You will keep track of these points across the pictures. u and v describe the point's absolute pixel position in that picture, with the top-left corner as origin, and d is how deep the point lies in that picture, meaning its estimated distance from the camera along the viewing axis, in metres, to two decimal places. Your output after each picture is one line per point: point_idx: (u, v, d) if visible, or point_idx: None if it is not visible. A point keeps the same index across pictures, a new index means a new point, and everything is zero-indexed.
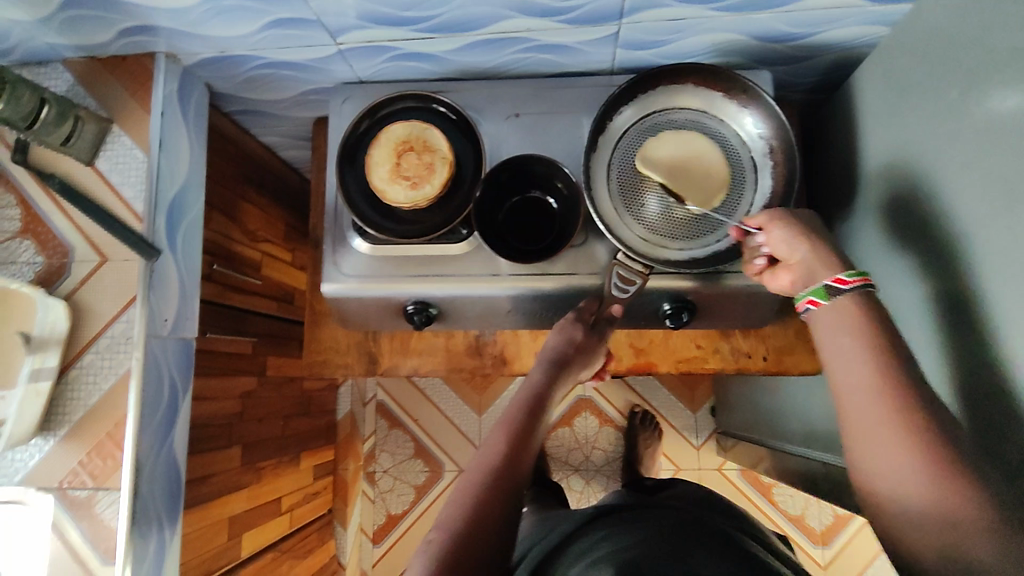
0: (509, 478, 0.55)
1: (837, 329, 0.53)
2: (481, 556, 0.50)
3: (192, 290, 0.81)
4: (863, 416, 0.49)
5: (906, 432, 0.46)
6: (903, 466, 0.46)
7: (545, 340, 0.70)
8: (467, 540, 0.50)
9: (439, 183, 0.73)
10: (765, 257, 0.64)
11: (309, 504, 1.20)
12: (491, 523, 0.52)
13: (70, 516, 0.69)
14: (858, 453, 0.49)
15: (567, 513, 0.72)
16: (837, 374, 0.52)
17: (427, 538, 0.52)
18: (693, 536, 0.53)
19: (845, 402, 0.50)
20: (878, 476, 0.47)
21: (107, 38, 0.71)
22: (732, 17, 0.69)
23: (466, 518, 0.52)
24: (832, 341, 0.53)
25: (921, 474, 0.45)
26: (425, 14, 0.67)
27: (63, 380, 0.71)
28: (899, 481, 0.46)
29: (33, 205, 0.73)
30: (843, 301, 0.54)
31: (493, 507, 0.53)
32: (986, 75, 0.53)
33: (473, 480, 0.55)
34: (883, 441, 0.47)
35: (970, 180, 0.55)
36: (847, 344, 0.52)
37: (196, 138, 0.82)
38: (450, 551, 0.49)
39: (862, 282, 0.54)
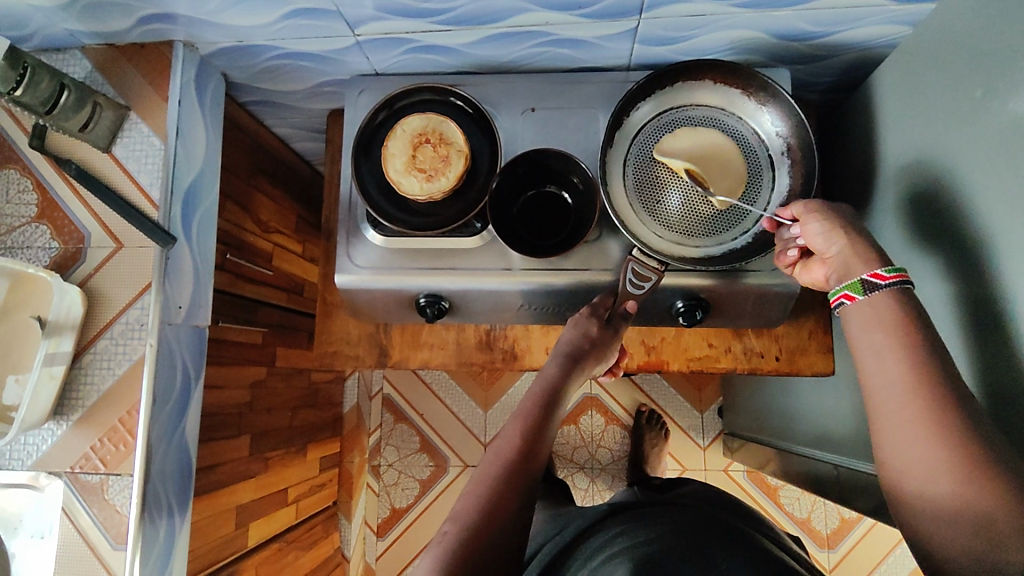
0: (524, 469, 0.55)
1: (870, 326, 0.53)
2: (495, 547, 0.50)
3: (206, 277, 0.81)
4: (890, 414, 0.49)
5: (933, 431, 0.46)
6: (936, 467, 0.46)
7: (560, 333, 0.70)
8: (482, 532, 0.50)
9: (455, 175, 0.73)
10: (799, 248, 0.64)
11: (315, 496, 1.20)
12: (506, 516, 0.52)
13: (81, 501, 0.69)
14: (890, 453, 0.49)
15: (579, 510, 0.72)
16: (870, 372, 0.51)
17: (442, 528, 0.52)
18: (711, 534, 0.53)
19: (876, 400, 0.50)
20: (910, 476, 0.47)
21: (126, 26, 0.71)
22: (753, 14, 0.69)
23: (482, 510, 0.52)
24: (863, 336, 0.53)
25: (948, 474, 0.45)
26: (444, 6, 0.67)
27: (77, 365, 0.71)
28: (927, 481, 0.46)
29: (49, 190, 0.74)
30: (878, 298, 0.53)
31: (508, 498, 0.53)
32: (1012, 75, 0.53)
33: (489, 470, 0.55)
34: (909, 440, 0.47)
35: (995, 182, 0.55)
36: (878, 342, 0.51)
37: (212, 127, 0.82)
38: (464, 543, 0.49)
39: (900, 279, 0.53)
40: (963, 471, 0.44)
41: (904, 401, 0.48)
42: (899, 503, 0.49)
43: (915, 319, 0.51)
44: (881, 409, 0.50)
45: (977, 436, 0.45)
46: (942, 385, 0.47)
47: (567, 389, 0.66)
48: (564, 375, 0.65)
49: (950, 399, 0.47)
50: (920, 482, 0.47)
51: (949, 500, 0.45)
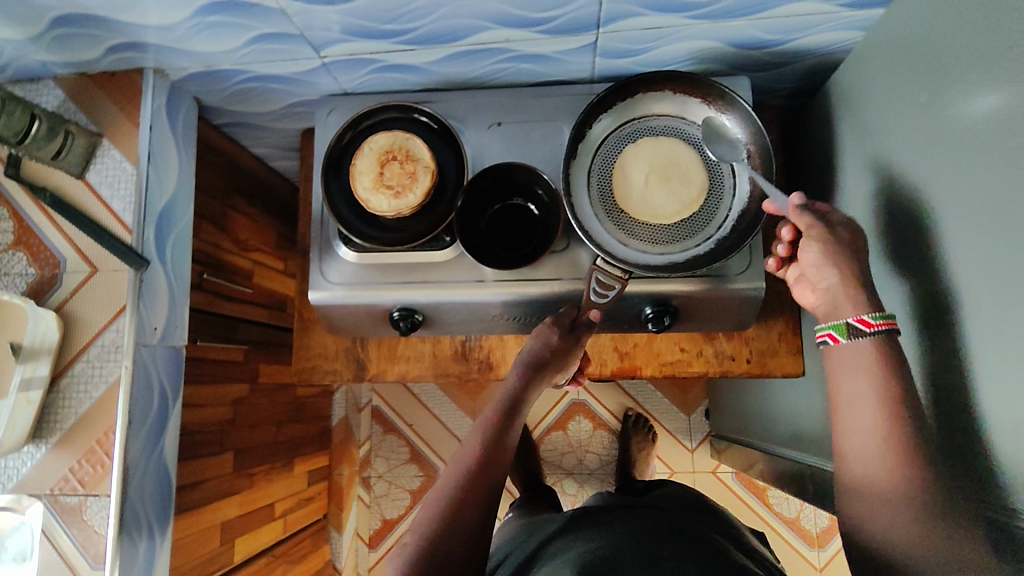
0: (487, 471, 0.57)
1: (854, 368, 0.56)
2: (457, 552, 0.52)
3: (181, 298, 0.83)
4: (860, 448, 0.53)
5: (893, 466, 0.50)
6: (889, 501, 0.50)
7: (524, 342, 0.72)
8: (441, 539, 0.52)
9: (422, 191, 0.74)
10: (778, 258, 0.68)
11: (303, 510, 1.21)
12: (466, 523, 0.53)
13: (61, 522, 0.70)
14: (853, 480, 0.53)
15: (547, 518, 0.73)
16: (846, 409, 0.55)
17: (402, 538, 0.54)
18: (663, 539, 0.56)
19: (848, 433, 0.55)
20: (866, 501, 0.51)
21: (97, 55, 0.73)
22: (708, 25, 0.70)
23: (442, 519, 0.53)
24: (847, 376, 0.56)
25: (895, 488, 0.50)
26: (405, 27, 0.68)
27: (54, 389, 0.72)
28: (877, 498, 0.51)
29: (25, 218, 0.75)
30: (861, 343, 0.56)
31: (470, 499, 0.55)
32: (952, 81, 0.54)
33: (451, 477, 0.57)
34: (868, 459, 0.52)
35: (939, 184, 0.56)
36: (861, 386, 0.55)
37: (185, 150, 0.83)
38: (424, 550, 0.51)
39: (887, 326, 0.55)
40: (906, 485, 0.49)
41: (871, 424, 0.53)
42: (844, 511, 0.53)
43: (876, 348, 0.55)
44: (851, 431, 0.54)
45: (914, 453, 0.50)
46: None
47: (528, 395, 0.68)
48: (526, 381, 0.68)
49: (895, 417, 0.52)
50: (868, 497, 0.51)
51: (894, 512, 0.49)
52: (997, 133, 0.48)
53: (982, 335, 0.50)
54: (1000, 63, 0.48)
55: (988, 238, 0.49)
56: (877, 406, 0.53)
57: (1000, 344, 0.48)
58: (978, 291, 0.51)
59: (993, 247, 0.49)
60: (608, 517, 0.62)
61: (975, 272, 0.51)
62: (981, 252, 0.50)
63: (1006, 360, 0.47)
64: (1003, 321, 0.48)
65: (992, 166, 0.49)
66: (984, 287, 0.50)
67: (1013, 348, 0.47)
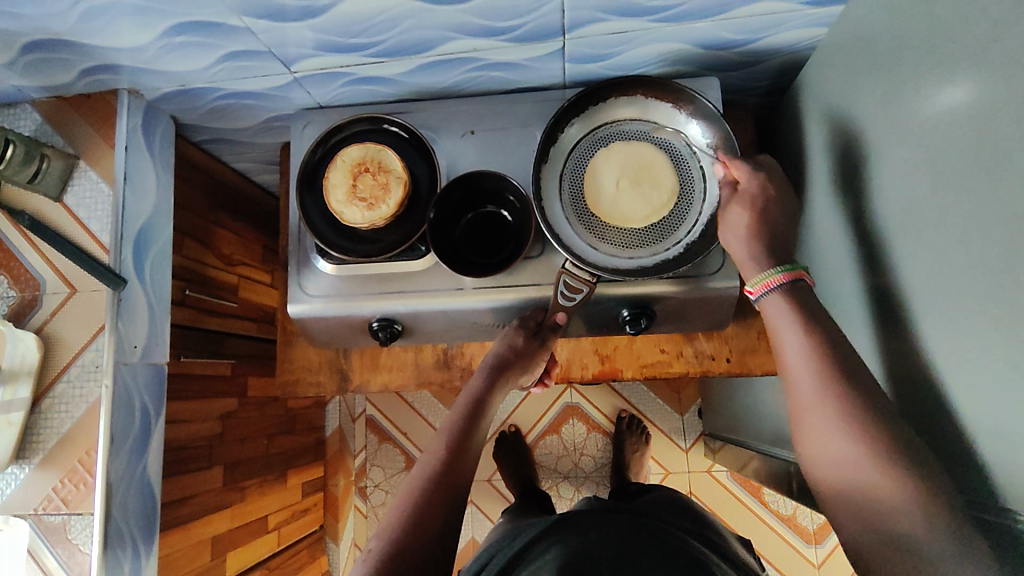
0: (448, 480, 0.61)
1: (784, 317, 0.58)
2: (419, 555, 0.55)
3: (162, 316, 0.83)
4: (805, 396, 0.54)
5: (833, 408, 0.51)
6: (840, 444, 0.50)
7: (490, 346, 0.76)
8: (406, 543, 0.55)
9: (394, 202, 0.75)
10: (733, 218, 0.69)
11: (298, 522, 1.22)
12: (429, 528, 0.57)
13: (46, 541, 0.72)
14: (808, 431, 0.53)
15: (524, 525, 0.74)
16: (787, 360, 0.56)
17: (367, 546, 0.57)
18: (639, 544, 0.56)
19: (793, 385, 0.55)
20: (824, 450, 0.51)
21: (71, 78, 0.74)
22: (673, 27, 0.70)
23: (406, 525, 0.57)
24: (780, 327, 0.58)
25: (842, 438, 0.50)
26: (372, 40, 0.69)
27: (36, 410, 0.74)
28: (830, 457, 0.51)
29: (5, 241, 0.77)
30: (772, 298, 0.59)
31: (432, 507, 0.59)
32: (911, 75, 0.54)
33: (415, 486, 0.61)
34: (813, 419, 0.52)
35: (901, 179, 0.56)
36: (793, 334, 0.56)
37: (162, 168, 0.84)
38: (388, 553, 0.54)
39: (763, 288, 0.60)
40: (851, 431, 0.50)
41: (804, 382, 0.54)
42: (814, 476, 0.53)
43: (789, 304, 0.58)
44: (794, 380, 0.55)
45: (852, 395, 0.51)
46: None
47: (491, 399, 0.72)
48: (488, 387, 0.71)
49: (827, 360, 0.54)
50: (821, 459, 0.52)
51: (846, 452, 0.50)
52: (957, 129, 0.48)
53: (950, 329, 0.50)
54: (954, 57, 0.48)
55: (953, 232, 0.49)
56: (806, 363, 0.54)
57: (970, 338, 0.47)
58: (944, 285, 0.50)
59: (959, 241, 0.48)
60: (584, 519, 0.62)
61: (939, 266, 0.51)
62: (946, 246, 0.50)
63: (976, 353, 0.47)
64: (972, 314, 0.47)
65: (953, 159, 0.49)
66: (949, 281, 0.50)
67: (982, 343, 0.46)
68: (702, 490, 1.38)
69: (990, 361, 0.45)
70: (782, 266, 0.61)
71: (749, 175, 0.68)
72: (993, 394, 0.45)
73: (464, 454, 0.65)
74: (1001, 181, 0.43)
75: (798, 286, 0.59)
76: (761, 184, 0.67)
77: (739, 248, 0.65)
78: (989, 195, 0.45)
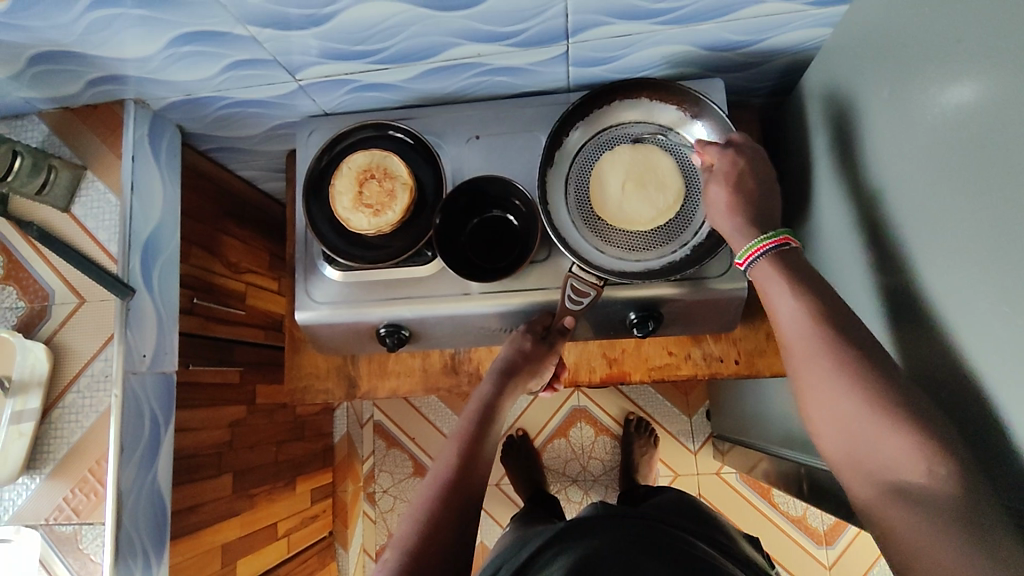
0: (461, 487, 0.61)
1: (775, 281, 0.57)
2: (435, 557, 0.55)
3: (170, 324, 0.84)
4: (802, 357, 0.53)
5: (830, 366, 0.50)
6: (839, 401, 0.49)
7: (498, 351, 0.76)
8: (421, 549, 0.55)
9: (401, 208, 0.75)
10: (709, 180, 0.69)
11: (307, 528, 1.22)
12: (443, 533, 0.57)
13: (58, 552, 0.72)
14: (808, 392, 0.52)
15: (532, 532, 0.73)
16: (782, 323, 0.55)
17: (384, 557, 0.56)
18: (648, 548, 0.56)
19: (790, 347, 0.54)
20: (825, 409, 0.50)
21: (78, 89, 0.74)
22: (677, 29, 0.70)
23: (421, 531, 0.57)
24: (773, 291, 0.57)
25: (841, 395, 0.49)
26: (376, 47, 0.69)
27: (47, 420, 0.74)
28: (831, 418, 0.50)
29: (14, 252, 0.77)
30: (763, 264, 0.59)
31: (446, 514, 0.59)
32: (918, 73, 0.53)
33: (427, 494, 0.61)
34: (810, 375, 0.52)
35: (908, 178, 0.56)
36: (786, 296, 0.55)
37: (169, 177, 0.84)
38: (403, 560, 0.54)
39: (751, 255, 0.60)
40: (848, 387, 0.49)
41: (799, 340, 0.53)
42: (819, 436, 0.52)
43: (779, 268, 0.57)
44: (790, 342, 0.54)
45: (845, 351, 0.50)
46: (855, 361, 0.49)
47: (502, 403, 0.72)
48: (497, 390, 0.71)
49: (820, 320, 0.53)
50: (823, 420, 0.51)
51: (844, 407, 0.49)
52: (965, 127, 0.47)
53: (962, 329, 0.49)
54: (960, 55, 0.47)
55: (962, 230, 0.49)
56: (799, 321, 0.54)
57: (982, 338, 0.47)
58: (955, 284, 0.50)
59: (970, 240, 0.48)
60: (591, 524, 0.61)
61: (951, 265, 0.50)
62: (957, 245, 0.49)
63: (989, 353, 0.46)
64: (983, 313, 0.47)
65: (960, 158, 0.48)
66: (960, 280, 0.49)
67: (994, 343, 0.46)
68: (712, 492, 1.37)
69: (1002, 362, 0.45)
70: (767, 234, 0.60)
71: (717, 153, 0.68)
72: (1005, 394, 0.45)
73: (476, 458, 0.65)
74: (1010, 180, 0.43)
75: (784, 250, 0.58)
76: (732, 159, 0.67)
77: (723, 227, 0.64)
78: (997, 194, 0.44)
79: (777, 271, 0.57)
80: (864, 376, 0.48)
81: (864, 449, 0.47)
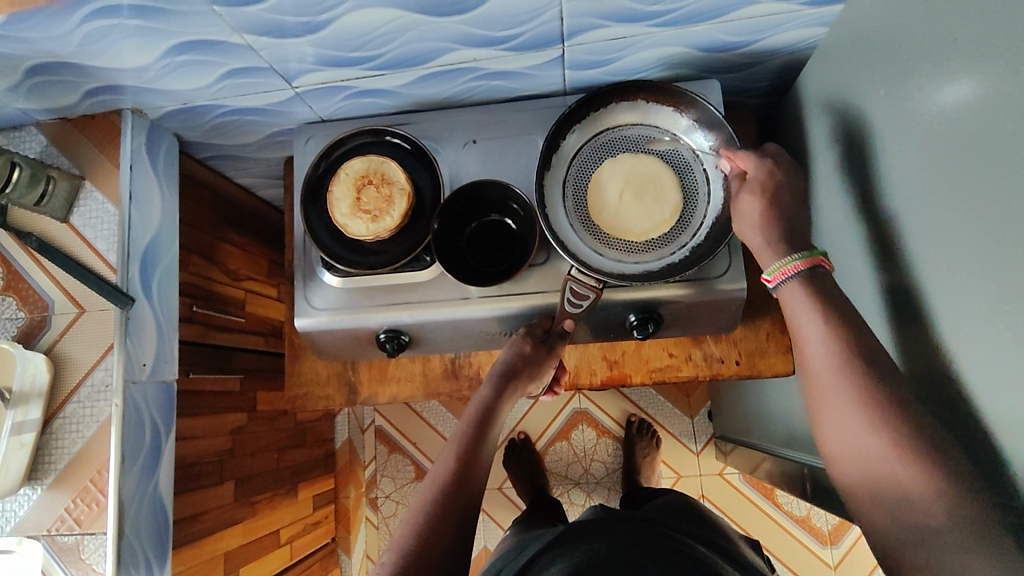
0: (460, 489, 0.61)
1: (802, 304, 0.57)
2: (433, 564, 0.55)
3: (169, 333, 0.84)
4: (823, 384, 0.53)
5: (851, 394, 0.51)
6: (858, 430, 0.50)
7: (499, 353, 0.76)
8: (418, 553, 0.55)
9: (399, 214, 0.75)
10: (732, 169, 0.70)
11: (309, 535, 1.22)
12: (441, 537, 0.57)
13: (59, 562, 0.72)
14: (828, 418, 0.53)
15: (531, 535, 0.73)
16: (806, 348, 0.56)
17: (382, 560, 0.56)
18: (648, 550, 0.56)
19: (812, 371, 0.55)
20: (843, 435, 0.51)
21: (75, 100, 0.74)
22: (673, 31, 0.70)
23: (418, 534, 0.57)
24: (799, 314, 0.57)
25: (861, 424, 0.49)
26: (372, 53, 0.69)
27: (48, 430, 0.74)
28: (847, 445, 0.51)
29: (13, 263, 0.78)
30: (791, 285, 0.59)
31: (444, 519, 0.58)
32: (915, 72, 0.53)
33: (426, 496, 0.61)
34: (830, 402, 0.52)
35: (907, 177, 0.55)
36: (813, 322, 0.55)
37: (168, 187, 0.85)
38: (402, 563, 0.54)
39: (782, 275, 0.59)
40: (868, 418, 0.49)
41: (822, 366, 0.54)
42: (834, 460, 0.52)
43: (803, 290, 0.57)
44: (812, 368, 0.55)
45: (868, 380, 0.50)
46: (877, 391, 0.49)
47: (502, 405, 0.72)
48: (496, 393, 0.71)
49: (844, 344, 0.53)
50: (839, 446, 0.52)
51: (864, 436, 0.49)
52: (961, 126, 0.47)
53: (963, 329, 0.49)
54: (955, 54, 0.47)
55: (958, 230, 0.49)
56: (823, 348, 0.54)
57: (980, 336, 0.47)
58: (955, 284, 0.50)
59: (965, 239, 0.48)
60: (591, 527, 0.61)
61: (951, 266, 0.50)
62: (956, 246, 0.49)
63: (988, 354, 0.46)
64: (982, 312, 0.46)
65: (958, 158, 0.48)
66: (959, 281, 0.49)
67: (994, 343, 0.45)
68: (714, 493, 1.37)
69: (1002, 362, 0.45)
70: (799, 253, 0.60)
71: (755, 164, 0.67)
72: (1001, 393, 0.45)
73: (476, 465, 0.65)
74: (1005, 177, 0.43)
75: (817, 272, 0.58)
76: (770, 170, 0.66)
77: (754, 240, 0.64)
78: (994, 194, 0.44)
79: (806, 294, 0.57)
80: (884, 407, 0.49)
81: (881, 480, 0.48)
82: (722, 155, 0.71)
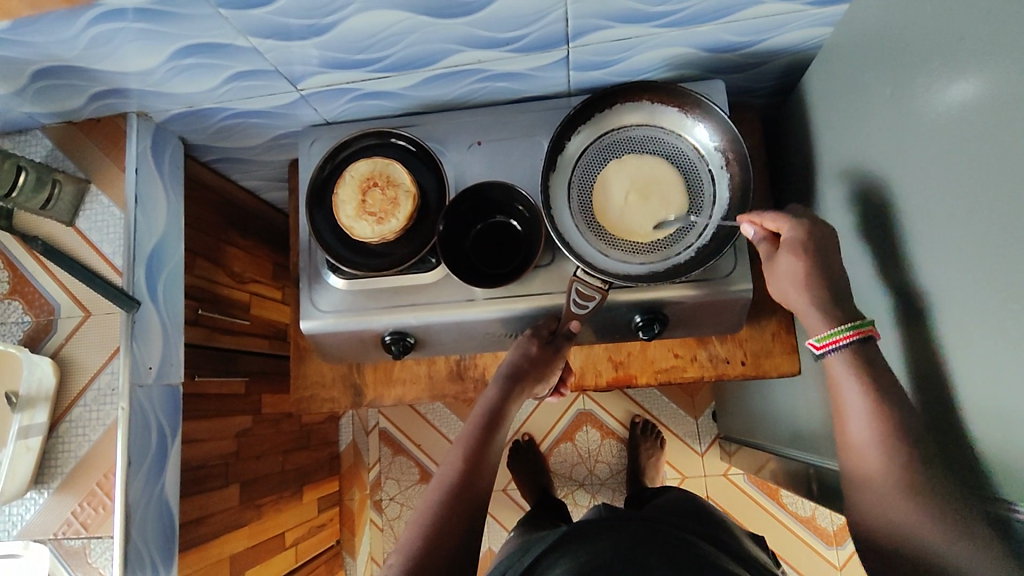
0: (467, 490, 0.61)
1: (844, 368, 0.58)
2: (438, 567, 0.55)
3: (175, 335, 0.84)
4: (863, 449, 0.54)
5: (892, 464, 0.52)
6: (896, 498, 0.50)
7: (505, 354, 0.76)
8: (427, 554, 0.55)
9: (404, 216, 0.75)
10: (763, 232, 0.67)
11: (314, 537, 1.22)
12: (449, 538, 0.57)
13: (66, 565, 0.72)
14: (864, 480, 0.53)
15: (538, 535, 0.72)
16: (846, 410, 0.57)
17: (389, 560, 0.57)
18: (655, 550, 0.56)
19: (851, 435, 0.56)
20: (879, 500, 0.52)
21: (81, 103, 0.75)
22: (677, 32, 0.70)
23: (425, 535, 0.57)
24: (840, 376, 0.58)
25: (899, 493, 0.50)
26: (377, 55, 0.69)
27: (54, 434, 0.74)
28: (879, 510, 0.52)
29: (19, 267, 0.78)
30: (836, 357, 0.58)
31: (452, 521, 0.58)
32: (921, 72, 0.53)
33: (433, 498, 0.61)
34: (870, 468, 0.53)
35: (914, 178, 0.55)
36: (855, 387, 0.56)
37: (173, 190, 0.85)
38: (410, 565, 0.54)
39: (828, 347, 0.59)
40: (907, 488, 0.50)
41: (857, 428, 0.55)
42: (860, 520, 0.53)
43: (845, 355, 0.58)
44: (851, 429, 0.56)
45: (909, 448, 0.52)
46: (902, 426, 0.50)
47: (509, 406, 0.72)
48: (504, 395, 0.72)
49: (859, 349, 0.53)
50: (870, 509, 0.52)
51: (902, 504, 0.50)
52: (968, 126, 0.47)
53: (968, 329, 0.49)
54: (962, 53, 0.47)
55: (965, 230, 0.48)
56: (859, 410, 0.55)
57: (988, 336, 0.47)
58: (959, 284, 0.50)
59: (973, 239, 0.48)
60: (597, 527, 0.61)
61: (955, 266, 0.50)
62: (961, 246, 0.49)
63: (994, 354, 0.46)
64: (990, 312, 0.46)
65: (962, 158, 0.48)
66: (965, 281, 0.49)
67: (1001, 343, 0.45)
68: (719, 494, 1.37)
69: (1009, 362, 0.44)
70: (850, 322, 0.59)
71: (790, 223, 0.64)
72: (1009, 392, 0.45)
73: (482, 466, 0.64)
74: (1013, 177, 0.43)
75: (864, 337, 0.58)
76: (808, 229, 0.63)
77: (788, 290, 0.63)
78: (1000, 194, 0.44)
79: (849, 356, 0.58)
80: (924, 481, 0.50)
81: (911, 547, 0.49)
82: (742, 219, 0.68)
